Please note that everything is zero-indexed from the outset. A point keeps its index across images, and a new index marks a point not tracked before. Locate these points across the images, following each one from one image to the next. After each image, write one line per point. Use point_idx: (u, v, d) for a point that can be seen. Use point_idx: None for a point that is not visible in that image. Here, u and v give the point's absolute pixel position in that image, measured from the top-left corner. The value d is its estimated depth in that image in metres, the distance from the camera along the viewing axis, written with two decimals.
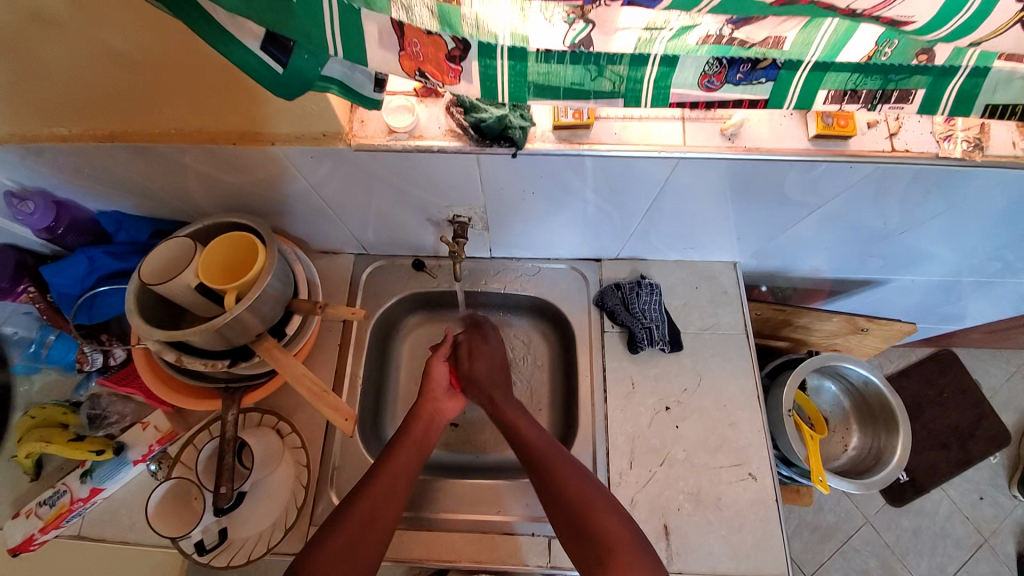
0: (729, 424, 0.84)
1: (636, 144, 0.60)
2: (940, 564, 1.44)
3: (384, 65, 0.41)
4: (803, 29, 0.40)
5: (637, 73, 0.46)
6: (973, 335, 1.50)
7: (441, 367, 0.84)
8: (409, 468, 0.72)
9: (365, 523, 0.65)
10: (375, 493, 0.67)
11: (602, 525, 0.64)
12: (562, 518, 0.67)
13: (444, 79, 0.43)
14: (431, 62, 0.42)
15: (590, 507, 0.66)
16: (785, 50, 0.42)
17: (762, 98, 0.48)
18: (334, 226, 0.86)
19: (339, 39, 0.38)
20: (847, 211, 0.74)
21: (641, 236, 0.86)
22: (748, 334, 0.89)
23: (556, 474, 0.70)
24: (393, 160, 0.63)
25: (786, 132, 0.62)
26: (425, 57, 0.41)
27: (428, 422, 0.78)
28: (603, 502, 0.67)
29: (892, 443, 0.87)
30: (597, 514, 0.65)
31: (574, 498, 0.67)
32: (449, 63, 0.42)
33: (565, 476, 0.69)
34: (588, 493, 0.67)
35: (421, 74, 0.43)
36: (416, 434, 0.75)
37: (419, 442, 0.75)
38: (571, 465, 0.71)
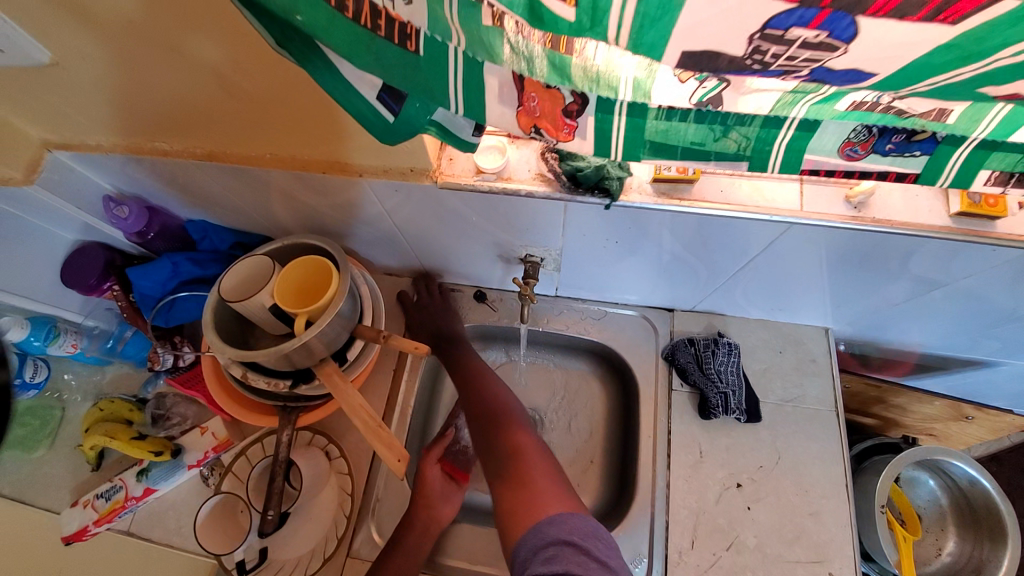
0: (809, 514, 0.74)
1: (743, 205, 0.54)
2: None
3: (500, 120, 0.38)
4: (973, 104, 0.34)
5: (769, 134, 0.41)
6: None
7: (433, 468, 0.77)
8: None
9: None
10: None
11: (521, 454, 0.68)
12: (492, 458, 0.69)
13: (559, 135, 0.40)
14: (546, 117, 0.39)
15: (513, 434, 0.70)
16: (947, 123, 0.35)
17: (913, 172, 0.42)
18: (402, 251, 0.85)
19: (461, 95, 0.36)
20: (976, 292, 0.65)
21: (724, 292, 0.79)
22: (838, 413, 0.80)
23: (485, 406, 0.73)
24: (476, 200, 0.60)
25: (922, 205, 0.54)
26: (541, 112, 0.38)
27: (422, 533, 0.72)
28: (521, 424, 0.72)
29: (998, 558, 0.75)
30: (516, 433, 0.70)
31: (500, 427, 0.71)
32: (565, 118, 0.39)
33: (491, 400, 0.74)
34: (516, 426, 0.71)
35: (533, 128, 0.39)
36: (408, 547, 0.71)
37: (413, 549, 0.71)
38: (506, 406, 0.74)
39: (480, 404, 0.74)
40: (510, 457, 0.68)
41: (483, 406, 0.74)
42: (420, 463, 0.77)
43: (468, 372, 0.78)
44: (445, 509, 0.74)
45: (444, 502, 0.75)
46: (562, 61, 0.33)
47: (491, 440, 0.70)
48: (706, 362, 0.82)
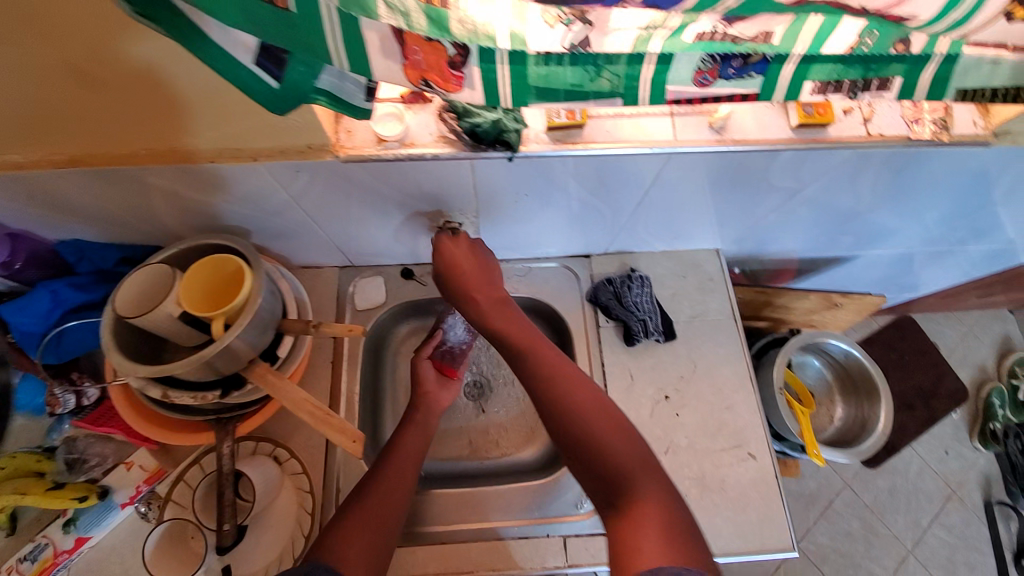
0: (725, 408, 0.87)
1: (629, 141, 0.60)
2: (914, 518, 1.62)
3: (387, 74, 0.40)
4: (791, 23, 0.41)
5: (634, 70, 0.46)
6: (928, 300, 1.64)
7: (427, 363, 0.85)
8: (403, 478, 0.72)
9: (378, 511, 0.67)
10: (385, 482, 0.70)
11: (626, 471, 0.59)
12: (593, 479, 0.61)
13: (448, 87, 0.42)
14: (432, 70, 0.41)
15: (608, 449, 0.61)
16: (774, 44, 0.43)
17: (753, 91, 0.50)
18: (318, 239, 0.83)
19: (342, 49, 0.38)
20: (824, 193, 0.77)
21: (630, 230, 0.87)
22: (734, 318, 0.92)
23: (562, 405, 0.63)
24: (383, 169, 0.60)
25: (769, 122, 0.62)
26: (426, 65, 0.40)
27: (426, 414, 0.81)
28: (618, 432, 0.62)
29: (875, 412, 0.90)
30: (609, 447, 0.61)
31: (593, 442, 0.61)
32: (451, 70, 0.41)
33: (575, 400, 0.63)
34: (615, 435, 0.62)
35: (422, 81, 0.42)
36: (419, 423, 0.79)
37: (416, 445, 0.77)
38: (604, 415, 0.63)
39: (551, 395, 0.64)
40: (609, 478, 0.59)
41: (551, 398, 0.64)
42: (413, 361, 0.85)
43: (541, 367, 0.66)
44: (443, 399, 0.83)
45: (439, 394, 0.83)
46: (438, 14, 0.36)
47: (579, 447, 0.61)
48: (625, 296, 0.90)
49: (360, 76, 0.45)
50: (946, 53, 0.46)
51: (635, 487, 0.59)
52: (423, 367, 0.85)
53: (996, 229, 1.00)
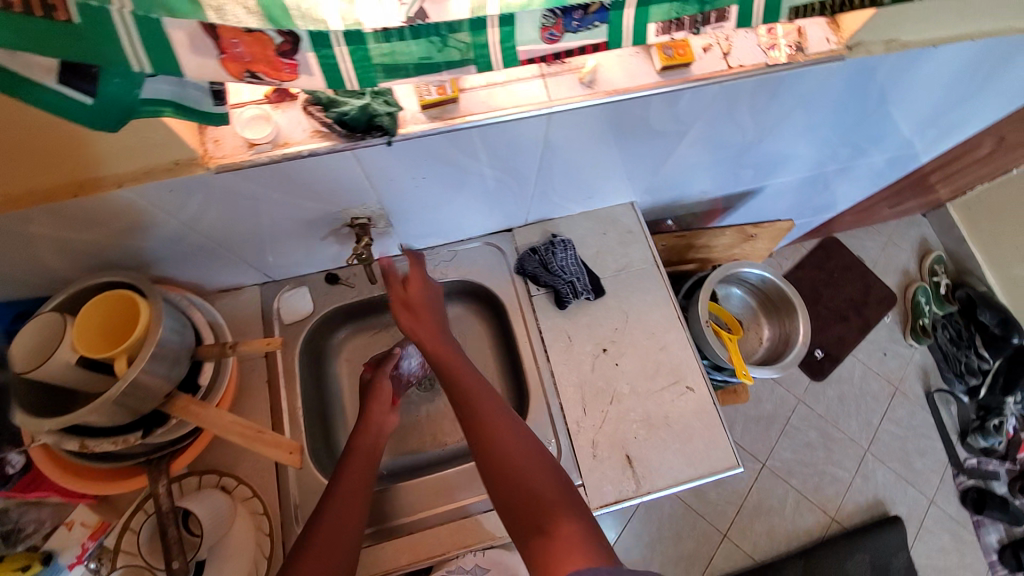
0: (660, 349, 0.91)
1: (505, 109, 0.61)
2: (863, 418, 1.75)
3: (203, 70, 0.39)
4: None
5: (480, 38, 0.47)
6: (845, 219, 1.76)
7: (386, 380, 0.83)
8: (353, 505, 0.69)
9: (331, 535, 0.66)
10: (337, 505, 0.68)
11: (544, 493, 0.64)
12: (515, 505, 0.64)
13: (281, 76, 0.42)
14: (261, 61, 0.40)
15: (531, 475, 0.65)
16: None
17: (602, 40, 0.51)
18: (226, 260, 0.80)
19: (141, 46, 0.36)
20: (711, 131, 0.80)
21: (543, 196, 0.88)
22: (656, 264, 0.96)
23: (486, 428, 0.68)
24: (262, 174, 0.59)
25: (637, 70, 0.65)
26: (251, 57, 0.40)
27: (375, 436, 0.78)
28: (538, 459, 0.67)
29: (796, 326, 0.97)
30: (529, 473, 0.65)
31: (517, 470, 0.65)
32: (282, 58, 0.40)
33: (498, 427, 0.68)
34: (533, 461, 0.67)
35: (252, 74, 0.41)
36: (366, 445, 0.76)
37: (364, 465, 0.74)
38: (524, 443, 0.68)
39: (474, 424, 0.68)
40: (530, 502, 0.63)
41: (474, 426, 0.68)
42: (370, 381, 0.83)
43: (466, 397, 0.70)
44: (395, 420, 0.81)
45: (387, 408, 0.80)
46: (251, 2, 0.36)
47: (503, 477, 0.65)
48: (551, 261, 0.91)
49: (201, 80, 0.46)
50: None
51: (554, 510, 0.63)
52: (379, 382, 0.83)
53: (881, 140, 1.07)
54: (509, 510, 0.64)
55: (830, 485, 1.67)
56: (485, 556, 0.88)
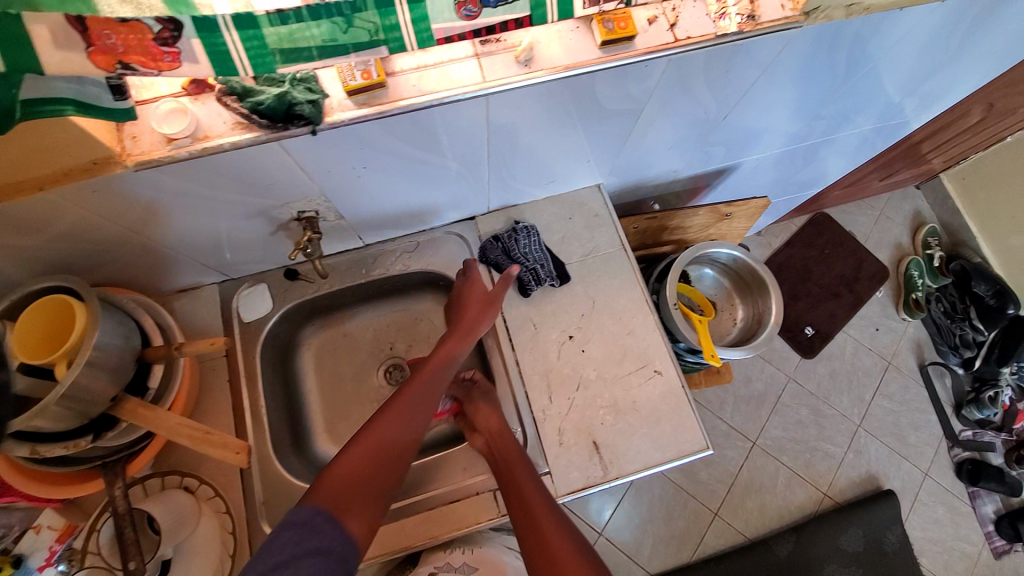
0: (627, 334, 0.89)
1: (437, 92, 0.58)
2: (855, 394, 1.74)
3: (71, 64, 0.37)
4: None
5: (388, 19, 0.44)
6: (836, 193, 1.71)
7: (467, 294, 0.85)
8: (403, 423, 0.69)
9: (385, 439, 0.67)
10: (394, 411, 0.70)
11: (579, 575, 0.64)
12: None
13: (162, 66, 0.39)
14: (137, 51, 0.38)
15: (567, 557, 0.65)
16: None
17: (524, 15, 0.48)
18: (177, 260, 0.78)
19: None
20: (669, 108, 0.77)
21: (500, 182, 0.84)
22: (624, 248, 0.93)
23: (529, 505, 0.70)
24: (187, 169, 0.57)
25: (576, 46, 0.61)
26: (125, 47, 0.37)
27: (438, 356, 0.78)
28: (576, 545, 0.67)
29: (767, 305, 0.95)
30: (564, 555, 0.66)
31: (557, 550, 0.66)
32: (161, 46, 0.38)
33: (542, 511, 0.70)
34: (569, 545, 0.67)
35: (126, 65, 0.39)
36: (433, 365, 0.77)
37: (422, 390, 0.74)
38: (562, 525, 0.69)
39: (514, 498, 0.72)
40: None
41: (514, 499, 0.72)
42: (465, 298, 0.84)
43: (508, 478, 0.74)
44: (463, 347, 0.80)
45: (457, 342, 0.80)
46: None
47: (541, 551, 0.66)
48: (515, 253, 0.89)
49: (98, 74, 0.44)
50: None
51: None
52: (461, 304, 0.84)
53: (858, 112, 1.02)
54: None
55: (822, 461, 1.66)
56: (473, 551, 0.91)
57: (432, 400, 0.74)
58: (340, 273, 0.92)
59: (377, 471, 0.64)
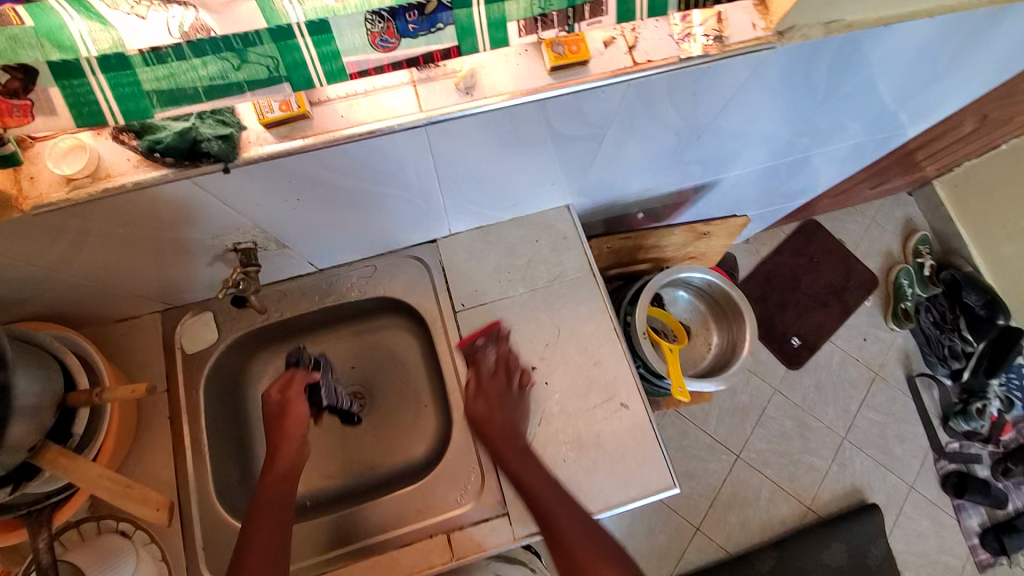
0: (593, 364, 0.84)
1: (368, 123, 0.53)
2: (841, 407, 1.70)
3: None
4: None
5: (287, 53, 0.38)
6: (824, 202, 1.66)
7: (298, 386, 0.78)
8: (262, 547, 0.66)
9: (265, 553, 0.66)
10: (253, 544, 0.66)
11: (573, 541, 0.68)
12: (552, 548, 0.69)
13: (13, 120, 0.37)
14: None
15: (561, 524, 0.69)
16: None
17: (452, 45, 0.43)
18: (109, 293, 0.74)
19: None
20: (632, 132, 0.72)
21: (458, 207, 0.79)
22: (592, 272, 0.89)
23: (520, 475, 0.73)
24: (90, 211, 0.52)
25: (524, 72, 0.56)
26: None
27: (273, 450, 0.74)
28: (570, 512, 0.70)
29: (742, 332, 0.90)
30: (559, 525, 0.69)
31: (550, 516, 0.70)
32: (9, 99, 0.35)
33: (537, 484, 0.72)
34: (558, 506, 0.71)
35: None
36: (283, 457, 0.73)
37: (271, 521, 0.68)
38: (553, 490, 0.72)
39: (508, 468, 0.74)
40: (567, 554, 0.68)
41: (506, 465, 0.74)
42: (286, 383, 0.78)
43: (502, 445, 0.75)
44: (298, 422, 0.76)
45: (290, 435, 0.75)
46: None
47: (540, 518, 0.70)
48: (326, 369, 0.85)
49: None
50: None
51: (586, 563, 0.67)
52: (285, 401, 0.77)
53: (842, 127, 0.97)
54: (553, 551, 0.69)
55: (807, 473, 1.62)
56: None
57: (287, 499, 0.71)
58: (292, 301, 0.87)
59: None
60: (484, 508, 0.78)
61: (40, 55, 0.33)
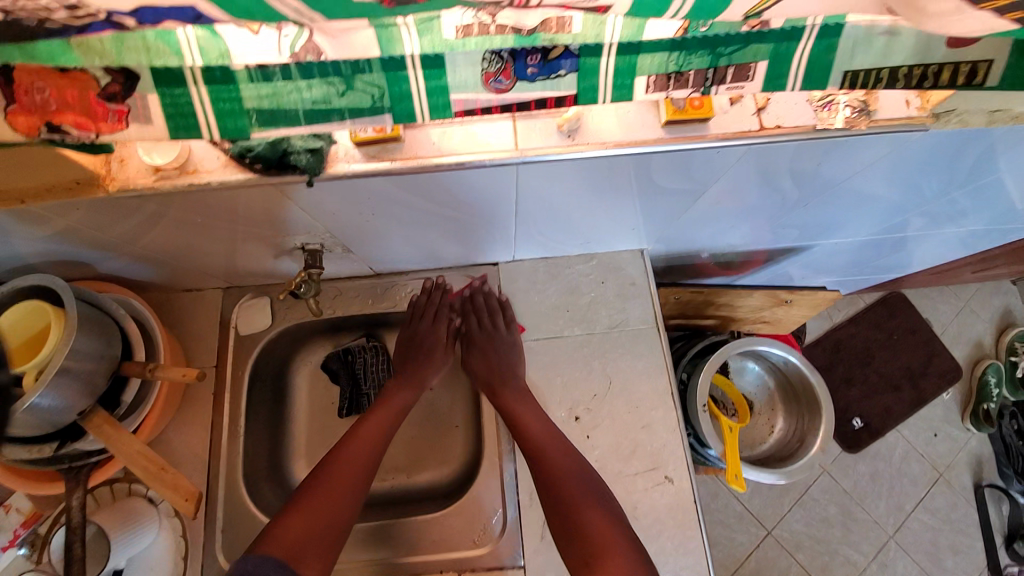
0: (641, 427, 0.78)
1: (460, 154, 0.50)
2: (899, 506, 1.37)
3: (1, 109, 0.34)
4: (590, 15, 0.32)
5: (396, 82, 0.36)
6: (921, 277, 1.41)
7: (438, 325, 0.84)
8: (354, 465, 0.72)
9: (349, 467, 0.72)
10: (344, 459, 0.72)
11: (587, 525, 0.66)
12: (568, 539, 0.67)
13: (108, 123, 0.35)
14: (75, 108, 0.34)
15: (577, 509, 0.67)
16: (576, 32, 0.33)
17: (569, 94, 0.39)
18: (178, 266, 0.75)
19: None
20: (736, 192, 0.65)
21: (529, 239, 0.75)
22: (657, 327, 0.82)
23: (540, 451, 0.72)
24: (173, 201, 0.52)
25: (634, 122, 0.52)
26: (60, 102, 0.34)
27: (410, 377, 0.82)
28: (591, 501, 0.68)
29: (814, 425, 0.81)
30: (578, 509, 0.67)
31: (565, 496, 0.69)
32: (107, 103, 0.34)
33: (558, 464, 0.71)
34: (576, 488, 0.69)
35: (56, 126, 0.35)
36: (402, 393, 0.81)
37: (369, 447, 0.75)
38: (577, 474, 0.70)
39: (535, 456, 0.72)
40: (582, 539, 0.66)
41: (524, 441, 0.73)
42: (426, 322, 0.84)
43: (523, 425, 0.74)
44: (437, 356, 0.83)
45: (430, 369, 0.83)
46: (59, 45, 0.29)
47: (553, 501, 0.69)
48: (354, 364, 0.91)
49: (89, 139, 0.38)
50: (824, 25, 0.35)
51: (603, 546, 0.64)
52: (429, 339, 0.84)
53: (972, 213, 0.85)
54: (564, 532, 0.68)
55: (842, 568, 1.30)
56: None
57: (388, 430, 0.77)
58: (345, 300, 0.87)
59: (331, 516, 0.67)
60: (502, 555, 0.75)
61: (144, 59, 0.31)
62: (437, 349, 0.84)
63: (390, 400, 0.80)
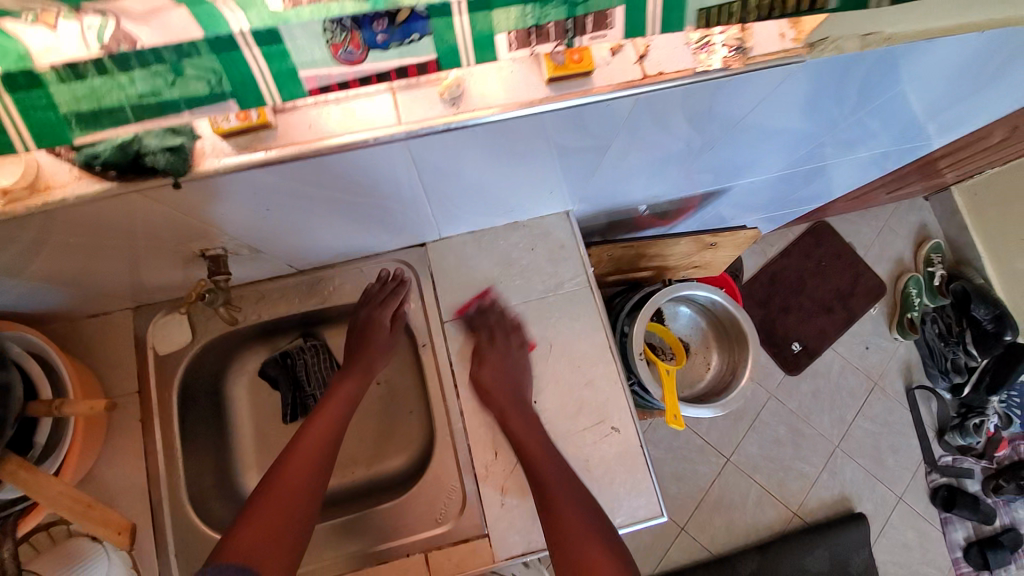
0: (585, 384, 0.80)
1: (338, 135, 0.48)
2: (839, 417, 1.49)
3: None
4: None
5: (231, 64, 0.33)
6: (840, 204, 1.49)
7: (381, 314, 0.82)
8: (307, 466, 0.71)
9: (302, 467, 0.71)
10: (296, 461, 0.71)
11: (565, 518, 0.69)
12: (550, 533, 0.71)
13: None
14: None
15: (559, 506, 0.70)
16: None
17: (430, 60, 0.37)
18: (72, 292, 0.69)
19: None
20: (640, 142, 0.66)
21: (449, 215, 0.74)
22: (591, 284, 0.83)
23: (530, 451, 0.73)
24: (33, 223, 0.47)
25: (519, 80, 0.51)
26: None
27: (360, 370, 0.80)
28: (577, 502, 0.71)
29: (743, 357, 0.86)
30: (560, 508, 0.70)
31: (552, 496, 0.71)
32: None
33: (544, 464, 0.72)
34: (563, 490, 0.71)
35: None
36: (349, 386, 0.79)
37: (319, 445, 0.73)
38: (563, 479, 0.72)
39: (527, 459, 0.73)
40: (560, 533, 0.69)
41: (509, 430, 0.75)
42: (370, 313, 0.82)
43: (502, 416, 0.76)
44: (382, 342, 0.82)
45: (375, 360, 0.82)
46: None
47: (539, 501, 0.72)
48: (295, 367, 0.88)
49: None
50: None
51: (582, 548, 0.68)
52: (371, 331, 0.82)
53: (872, 135, 0.89)
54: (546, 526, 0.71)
55: (794, 481, 1.42)
56: None
57: (339, 425, 0.76)
58: (270, 303, 0.83)
59: (286, 521, 0.66)
60: (464, 529, 0.77)
61: None
62: (380, 338, 0.82)
63: (336, 396, 0.78)
